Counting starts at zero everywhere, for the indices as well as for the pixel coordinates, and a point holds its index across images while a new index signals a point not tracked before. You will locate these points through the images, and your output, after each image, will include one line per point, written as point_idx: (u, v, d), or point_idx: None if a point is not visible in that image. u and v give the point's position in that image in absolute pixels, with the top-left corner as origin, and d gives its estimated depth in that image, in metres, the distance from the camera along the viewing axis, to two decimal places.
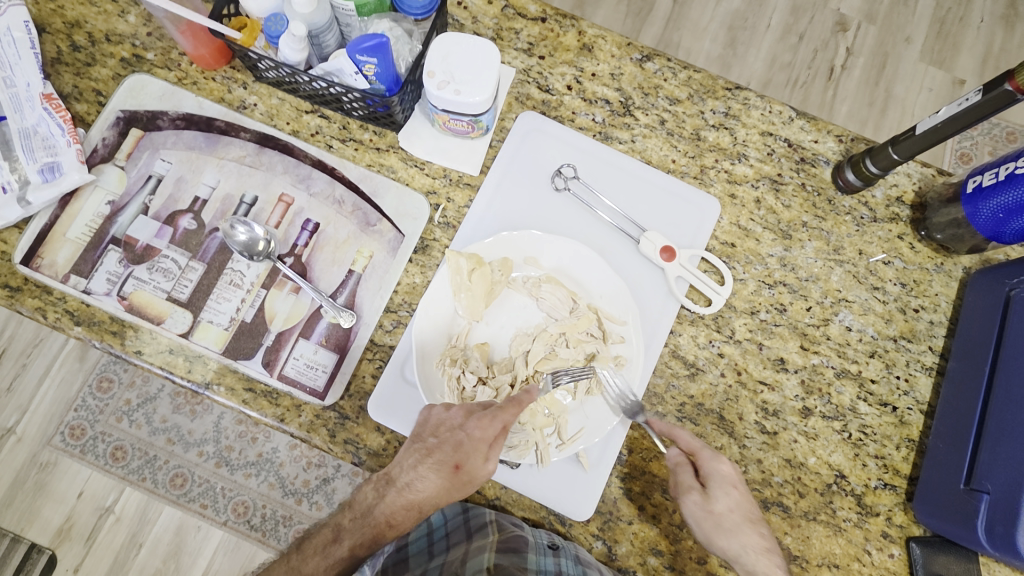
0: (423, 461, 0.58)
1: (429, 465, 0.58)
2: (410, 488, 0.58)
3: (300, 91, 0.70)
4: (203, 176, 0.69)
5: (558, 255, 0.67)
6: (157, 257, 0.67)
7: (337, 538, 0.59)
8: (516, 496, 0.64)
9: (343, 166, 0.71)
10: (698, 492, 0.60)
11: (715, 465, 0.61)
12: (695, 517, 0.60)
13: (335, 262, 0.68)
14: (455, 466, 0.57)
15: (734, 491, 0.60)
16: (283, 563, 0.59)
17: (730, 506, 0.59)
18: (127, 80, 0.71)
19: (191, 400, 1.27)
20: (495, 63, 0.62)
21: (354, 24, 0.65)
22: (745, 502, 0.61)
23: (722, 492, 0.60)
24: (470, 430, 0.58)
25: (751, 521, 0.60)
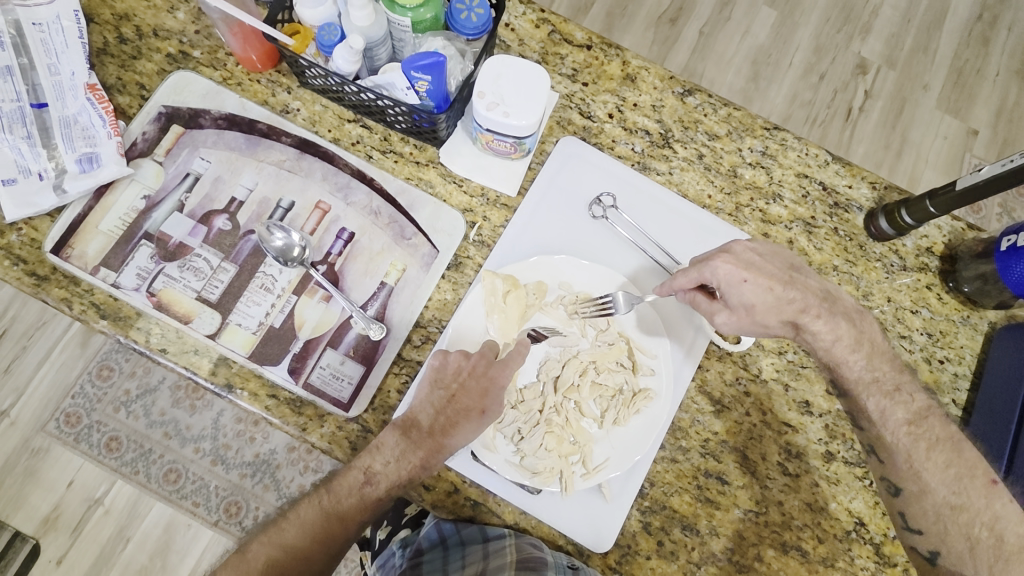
0: (451, 404, 0.61)
1: (460, 411, 0.60)
2: (444, 432, 0.60)
3: (345, 100, 0.70)
4: (241, 178, 0.69)
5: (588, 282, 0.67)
6: (189, 256, 0.67)
7: (370, 481, 0.61)
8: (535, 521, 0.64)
9: (382, 178, 0.71)
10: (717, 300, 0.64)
11: (714, 272, 0.62)
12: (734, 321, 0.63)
13: (368, 273, 0.68)
14: (480, 412, 0.60)
15: (747, 284, 0.62)
16: (316, 507, 0.62)
17: (750, 297, 0.62)
18: (171, 77, 0.71)
19: (192, 395, 1.29)
20: (545, 89, 0.62)
21: (408, 40, 0.64)
22: (759, 285, 0.62)
23: (735, 286, 0.62)
24: (496, 377, 0.61)
25: (799, 312, 0.62)
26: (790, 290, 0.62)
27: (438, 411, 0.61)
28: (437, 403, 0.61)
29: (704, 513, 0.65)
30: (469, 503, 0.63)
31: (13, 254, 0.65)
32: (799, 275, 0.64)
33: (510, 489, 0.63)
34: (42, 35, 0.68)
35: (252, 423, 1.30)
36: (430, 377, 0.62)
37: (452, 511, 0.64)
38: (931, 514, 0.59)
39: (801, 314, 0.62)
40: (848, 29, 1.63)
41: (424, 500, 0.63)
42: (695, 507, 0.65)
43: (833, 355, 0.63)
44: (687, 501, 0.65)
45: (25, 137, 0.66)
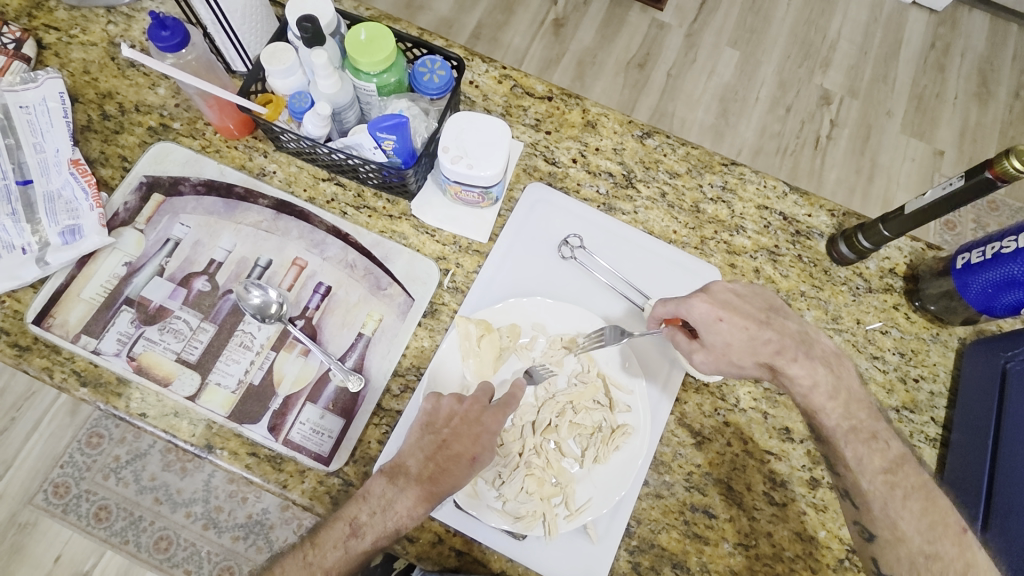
0: (441, 448, 0.60)
1: (451, 454, 0.60)
2: (431, 479, 0.59)
3: (318, 161, 0.73)
4: (220, 240, 0.71)
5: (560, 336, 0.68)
6: (169, 318, 0.68)
7: (355, 532, 0.59)
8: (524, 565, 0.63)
9: (357, 233, 0.73)
10: (697, 347, 0.64)
11: (689, 312, 0.63)
12: (709, 361, 0.64)
13: (345, 326, 0.69)
14: (470, 455, 0.60)
15: (723, 324, 0.62)
16: (299, 560, 0.60)
17: (727, 339, 0.62)
18: (152, 148, 0.74)
19: (183, 458, 1.27)
20: (506, 140, 0.66)
21: (374, 103, 0.68)
22: (738, 322, 0.63)
23: (710, 330, 0.63)
24: (487, 422, 0.61)
25: (775, 355, 0.62)
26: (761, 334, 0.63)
27: (427, 458, 0.61)
28: (426, 450, 0.61)
29: (693, 549, 0.64)
30: (454, 553, 0.63)
31: None
32: (778, 317, 0.65)
33: (492, 537, 0.62)
34: (29, 116, 0.71)
35: (246, 483, 1.28)
36: (421, 423, 0.62)
37: (437, 562, 0.63)
38: (905, 561, 0.58)
39: (776, 356, 0.62)
40: (810, 63, 1.71)
41: (408, 553, 0.63)
42: (684, 544, 0.64)
43: (810, 400, 0.62)
44: (676, 537, 0.65)
45: (9, 213, 0.69)
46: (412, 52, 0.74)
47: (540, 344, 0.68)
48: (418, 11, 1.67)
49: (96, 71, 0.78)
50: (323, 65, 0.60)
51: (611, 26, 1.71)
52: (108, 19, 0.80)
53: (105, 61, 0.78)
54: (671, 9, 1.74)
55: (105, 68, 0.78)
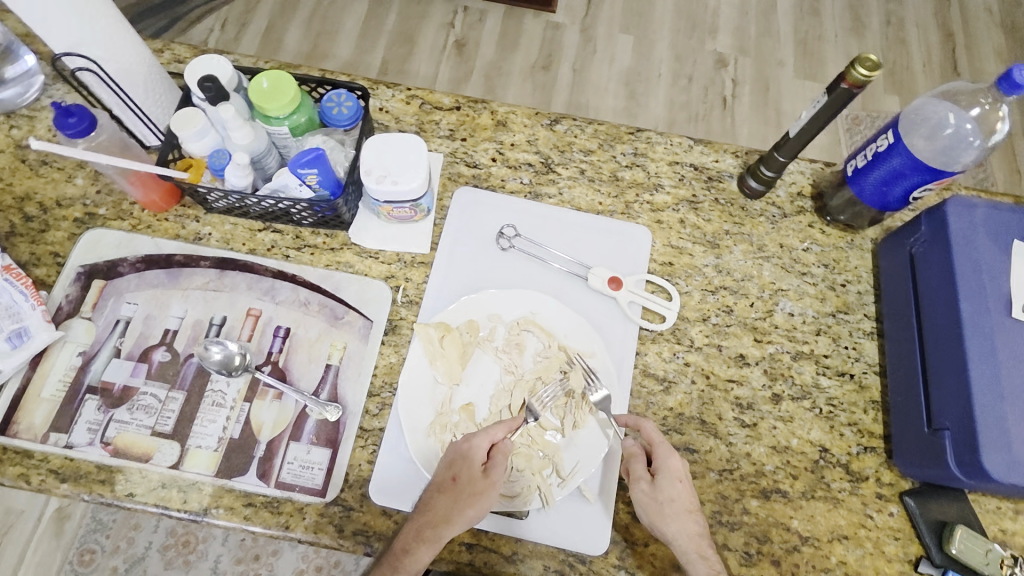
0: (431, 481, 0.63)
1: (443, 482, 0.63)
2: (421, 511, 0.62)
3: (251, 213, 0.76)
4: (170, 309, 0.72)
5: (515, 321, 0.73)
6: (136, 396, 0.68)
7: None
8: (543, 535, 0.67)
9: (303, 272, 0.75)
10: (644, 480, 0.64)
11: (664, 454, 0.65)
12: (643, 503, 0.64)
13: (311, 360, 0.71)
14: (452, 478, 0.62)
15: (680, 484, 0.64)
16: None
17: (673, 496, 0.63)
18: (82, 238, 0.75)
19: (183, 551, 1.24)
20: (423, 153, 0.69)
21: (291, 145, 0.71)
22: (687, 493, 0.65)
23: (668, 482, 0.64)
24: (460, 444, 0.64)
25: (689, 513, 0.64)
26: (693, 519, 0.64)
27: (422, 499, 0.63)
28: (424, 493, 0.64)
29: None
30: (464, 547, 0.65)
31: None
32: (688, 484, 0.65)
33: (497, 521, 0.65)
34: None
35: (254, 560, 1.25)
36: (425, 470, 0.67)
37: (449, 561, 0.65)
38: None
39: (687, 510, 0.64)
40: (699, 33, 1.82)
41: None
42: None
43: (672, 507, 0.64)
44: None
45: None
46: (317, 91, 0.77)
47: (501, 332, 0.72)
48: (323, 60, 1.71)
49: (9, 176, 0.78)
50: (233, 117, 0.63)
51: (509, 36, 1.78)
52: (10, 124, 0.80)
53: (16, 165, 0.79)
54: (560, 8, 1.83)
55: (19, 171, 0.78)
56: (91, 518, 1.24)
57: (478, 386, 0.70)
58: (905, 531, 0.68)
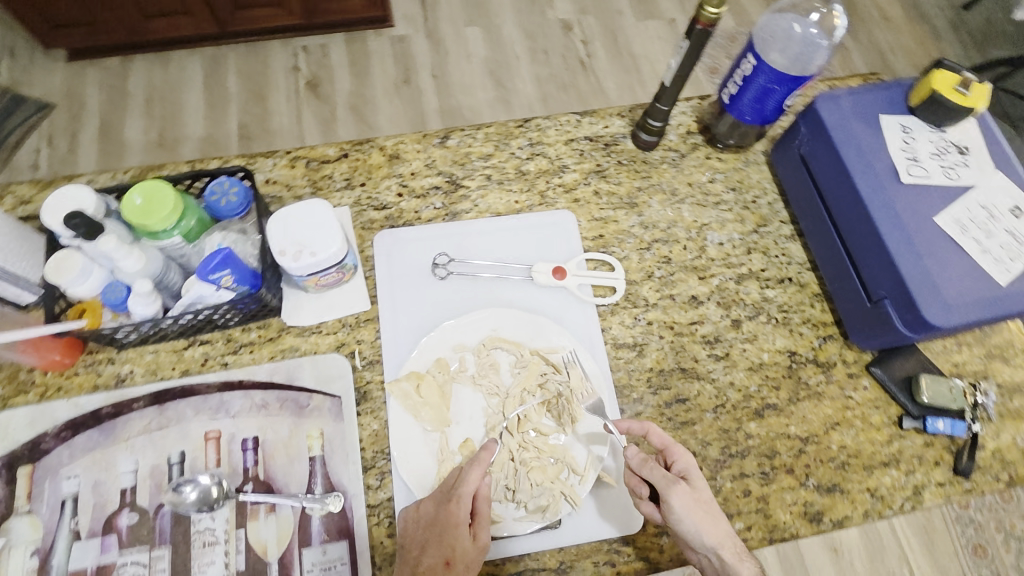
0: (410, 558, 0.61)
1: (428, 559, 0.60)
2: None
3: (171, 333, 0.70)
4: (119, 467, 0.65)
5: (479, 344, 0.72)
6: (116, 571, 0.62)
7: None
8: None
9: (248, 373, 0.70)
10: (683, 483, 0.63)
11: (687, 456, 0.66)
12: (689, 507, 0.62)
13: (291, 462, 0.67)
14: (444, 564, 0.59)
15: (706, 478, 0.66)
16: None
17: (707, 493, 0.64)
18: None
19: None
20: (331, 212, 0.66)
21: (189, 252, 0.66)
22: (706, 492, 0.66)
23: (697, 479, 0.65)
24: (443, 519, 0.61)
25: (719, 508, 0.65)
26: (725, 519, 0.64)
27: None
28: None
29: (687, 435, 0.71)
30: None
31: None
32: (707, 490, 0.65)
33: (530, 543, 0.65)
34: None
35: None
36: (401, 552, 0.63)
37: None
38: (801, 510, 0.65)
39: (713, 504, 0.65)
40: (538, 6, 1.87)
41: None
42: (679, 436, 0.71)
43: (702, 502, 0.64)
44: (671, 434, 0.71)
45: None
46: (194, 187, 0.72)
47: (471, 358, 0.72)
48: (177, 143, 1.59)
49: None
50: (116, 246, 0.58)
51: (359, 62, 1.74)
52: None
53: None
54: (400, 20, 1.80)
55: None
56: None
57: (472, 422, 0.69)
58: (882, 397, 0.75)
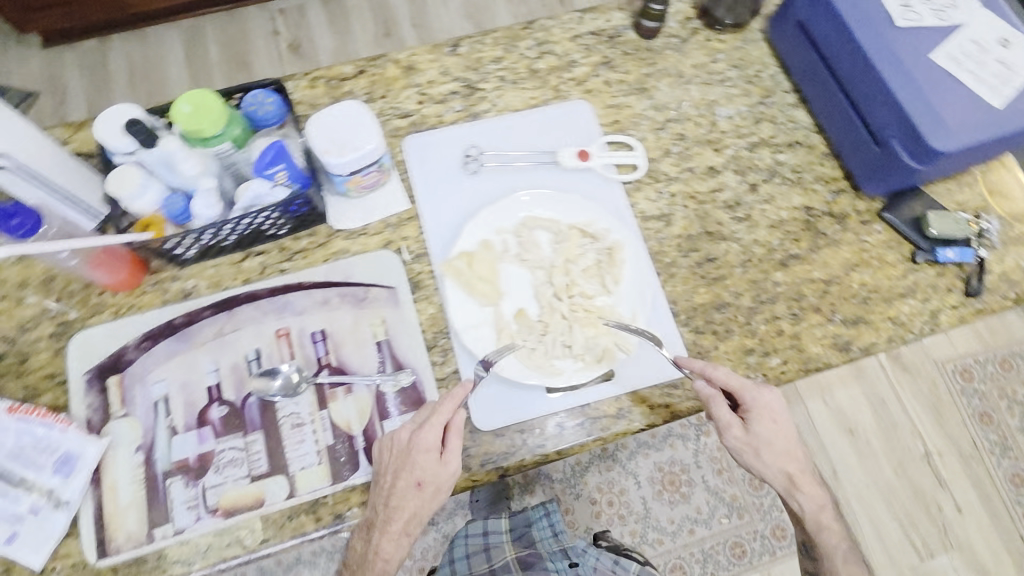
0: (371, 550, 0.58)
1: (356, 533, 0.59)
2: None
3: (229, 244, 0.65)
4: (202, 368, 0.62)
5: (551, 308, 0.64)
6: (211, 463, 0.59)
7: None
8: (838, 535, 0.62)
9: (307, 277, 0.66)
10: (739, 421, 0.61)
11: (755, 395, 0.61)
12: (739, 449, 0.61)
13: (360, 348, 0.64)
14: (417, 484, 0.56)
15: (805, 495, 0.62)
16: None
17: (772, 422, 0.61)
18: (109, 113, 0.56)
19: None
20: (367, 114, 0.61)
21: (239, 160, 0.60)
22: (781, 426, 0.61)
23: (763, 420, 0.61)
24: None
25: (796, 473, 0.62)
26: None
27: None
28: None
29: None
30: None
31: None
32: None
33: None
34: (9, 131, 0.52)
35: None
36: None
37: None
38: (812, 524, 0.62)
39: None
40: None
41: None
42: None
43: None
44: None
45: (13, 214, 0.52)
46: None
47: (514, 243, 0.67)
48: None
49: None
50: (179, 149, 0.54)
51: None
52: None
53: None
54: None
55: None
56: None
57: (493, 394, 0.62)
58: None
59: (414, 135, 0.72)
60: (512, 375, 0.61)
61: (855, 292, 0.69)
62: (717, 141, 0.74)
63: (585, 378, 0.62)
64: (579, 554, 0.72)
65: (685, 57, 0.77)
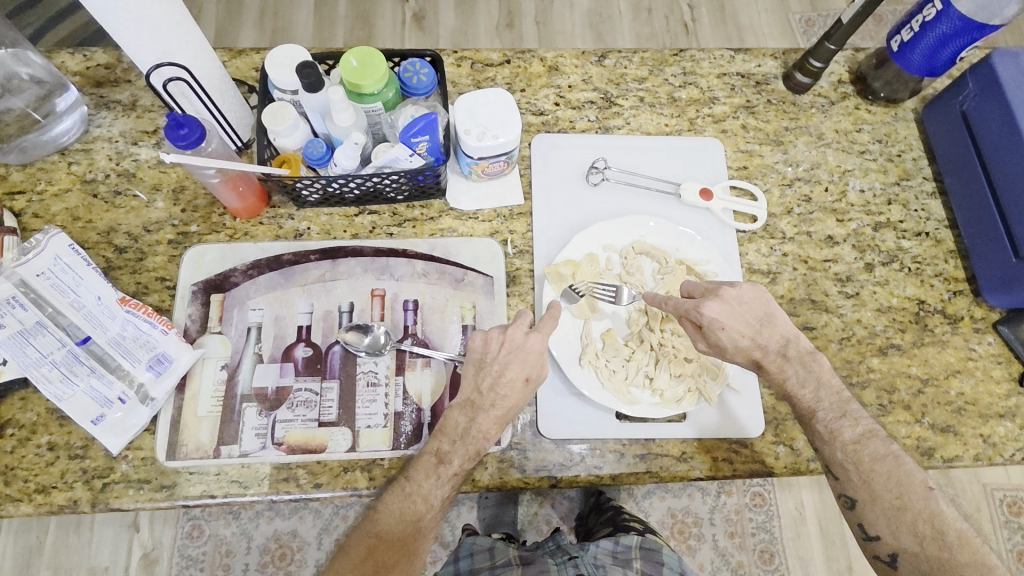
0: (473, 427, 0.57)
1: (456, 408, 0.58)
2: None
3: (348, 197, 0.67)
4: (297, 306, 0.64)
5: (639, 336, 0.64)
6: (290, 398, 0.61)
7: None
8: (856, 434, 0.57)
9: (411, 245, 0.68)
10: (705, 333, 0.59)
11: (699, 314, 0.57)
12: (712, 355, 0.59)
13: (446, 325, 0.65)
14: (526, 378, 0.58)
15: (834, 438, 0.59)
16: None
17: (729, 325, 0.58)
18: (281, 51, 0.60)
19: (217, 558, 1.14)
20: (513, 105, 0.63)
21: (384, 121, 0.63)
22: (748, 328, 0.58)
23: (721, 323, 0.58)
24: None
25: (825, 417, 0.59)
26: None
27: None
28: None
29: None
30: None
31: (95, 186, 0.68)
32: None
33: None
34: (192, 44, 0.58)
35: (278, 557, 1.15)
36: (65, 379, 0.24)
37: None
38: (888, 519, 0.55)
39: None
40: None
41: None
42: None
43: None
44: None
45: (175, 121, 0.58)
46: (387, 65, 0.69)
47: (617, 263, 0.67)
48: None
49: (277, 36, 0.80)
50: (339, 98, 0.56)
51: None
52: None
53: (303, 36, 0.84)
54: None
55: (92, 208, 0.67)
56: (183, 526, 1.15)
57: (564, 403, 0.62)
58: None
59: (545, 135, 0.73)
60: (587, 392, 0.61)
61: (951, 399, 0.66)
62: (840, 211, 0.73)
63: (661, 412, 0.61)
64: (576, 548, 0.77)
65: (825, 121, 0.76)
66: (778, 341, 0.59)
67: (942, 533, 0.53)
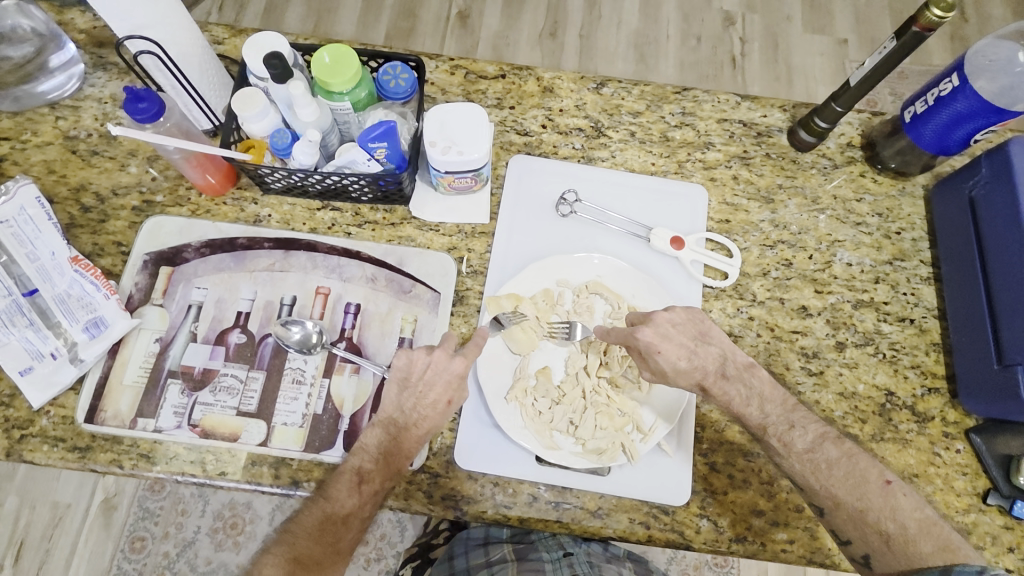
0: (393, 447, 0.57)
1: (377, 426, 0.57)
2: None
3: (311, 190, 0.67)
4: (241, 292, 0.64)
5: (574, 379, 0.62)
6: (213, 378, 0.61)
7: None
8: (808, 441, 0.56)
9: (366, 247, 0.67)
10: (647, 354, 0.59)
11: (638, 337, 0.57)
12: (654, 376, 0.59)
13: (383, 335, 0.64)
14: (446, 401, 0.57)
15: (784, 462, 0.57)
16: None
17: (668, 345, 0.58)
18: (259, 39, 0.59)
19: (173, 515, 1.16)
20: (485, 122, 0.61)
21: (352, 121, 0.62)
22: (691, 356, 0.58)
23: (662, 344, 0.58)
24: None
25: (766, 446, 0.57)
26: None
27: None
28: None
29: None
30: None
31: (77, 142, 0.69)
32: None
33: None
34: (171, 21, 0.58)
35: (230, 527, 1.16)
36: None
37: None
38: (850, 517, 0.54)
39: None
40: None
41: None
42: None
43: None
44: None
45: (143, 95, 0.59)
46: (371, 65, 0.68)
47: (569, 300, 0.65)
48: None
49: None
50: (301, 93, 0.55)
51: None
52: None
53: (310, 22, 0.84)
54: None
55: (69, 163, 0.69)
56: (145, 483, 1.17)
57: (483, 435, 0.61)
58: None
59: (524, 156, 0.72)
60: (507, 428, 0.59)
61: None
62: (820, 282, 0.69)
63: (579, 464, 0.58)
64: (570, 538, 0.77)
65: (824, 183, 0.72)
66: (714, 357, 0.59)
67: (903, 526, 0.53)
